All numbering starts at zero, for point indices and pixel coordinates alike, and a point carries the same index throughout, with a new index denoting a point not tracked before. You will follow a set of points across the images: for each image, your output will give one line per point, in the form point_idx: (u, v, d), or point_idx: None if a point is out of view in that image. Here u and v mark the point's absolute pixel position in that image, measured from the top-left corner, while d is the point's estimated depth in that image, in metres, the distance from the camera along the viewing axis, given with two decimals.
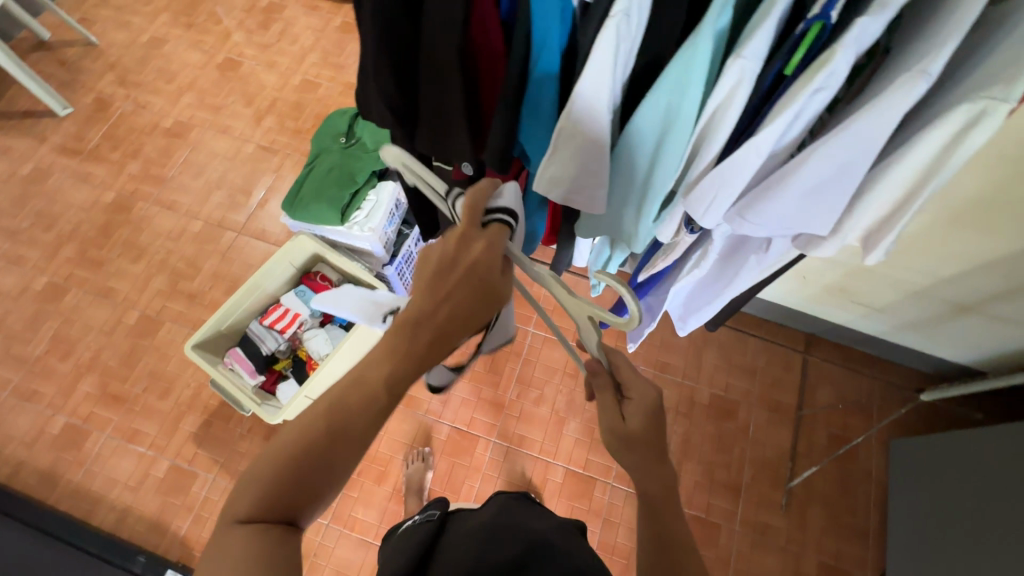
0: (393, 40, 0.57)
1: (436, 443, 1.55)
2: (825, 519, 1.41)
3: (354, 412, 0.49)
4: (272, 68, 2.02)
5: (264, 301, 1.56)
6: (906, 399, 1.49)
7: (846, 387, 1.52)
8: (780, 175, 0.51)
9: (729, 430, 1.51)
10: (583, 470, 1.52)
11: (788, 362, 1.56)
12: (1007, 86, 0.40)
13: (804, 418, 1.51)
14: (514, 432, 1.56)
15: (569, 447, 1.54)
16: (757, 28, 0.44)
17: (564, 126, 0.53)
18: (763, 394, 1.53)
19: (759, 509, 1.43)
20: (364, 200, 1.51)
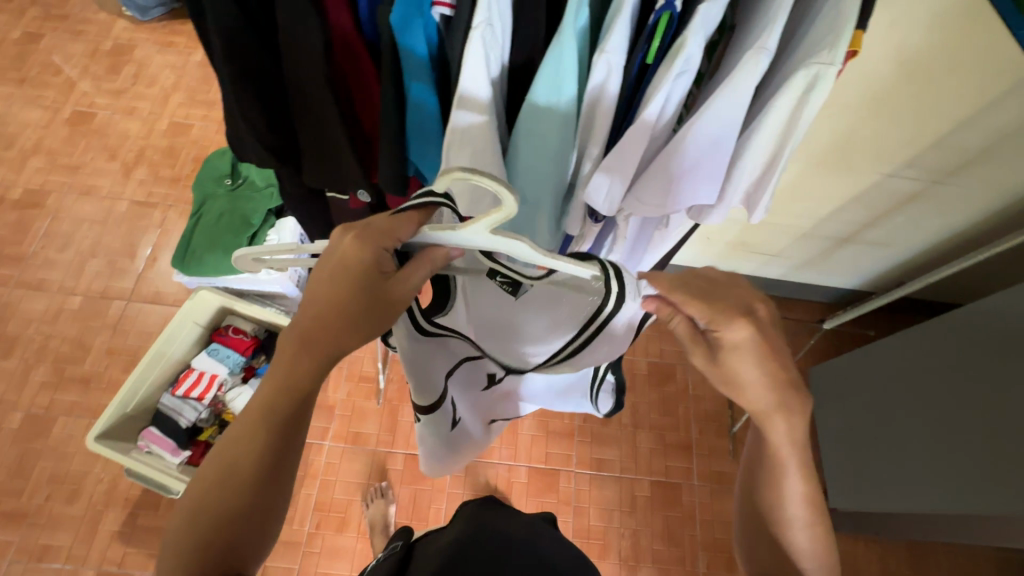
0: (254, 77, 0.53)
1: (393, 475, 1.49)
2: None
3: (242, 455, 0.49)
4: (133, 115, 1.84)
5: (173, 369, 1.43)
6: (812, 329, 1.64)
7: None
8: (663, 158, 0.53)
9: (670, 393, 1.62)
10: (545, 464, 1.54)
11: None
12: (832, 50, 0.45)
13: None
14: None
15: (527, 446, 1.55)
16: (614, 23, 0.46)
17: (451, 141, 0.52)
18: None
19: (711, 460, 1.55)
20: (265, 240, 1.42)
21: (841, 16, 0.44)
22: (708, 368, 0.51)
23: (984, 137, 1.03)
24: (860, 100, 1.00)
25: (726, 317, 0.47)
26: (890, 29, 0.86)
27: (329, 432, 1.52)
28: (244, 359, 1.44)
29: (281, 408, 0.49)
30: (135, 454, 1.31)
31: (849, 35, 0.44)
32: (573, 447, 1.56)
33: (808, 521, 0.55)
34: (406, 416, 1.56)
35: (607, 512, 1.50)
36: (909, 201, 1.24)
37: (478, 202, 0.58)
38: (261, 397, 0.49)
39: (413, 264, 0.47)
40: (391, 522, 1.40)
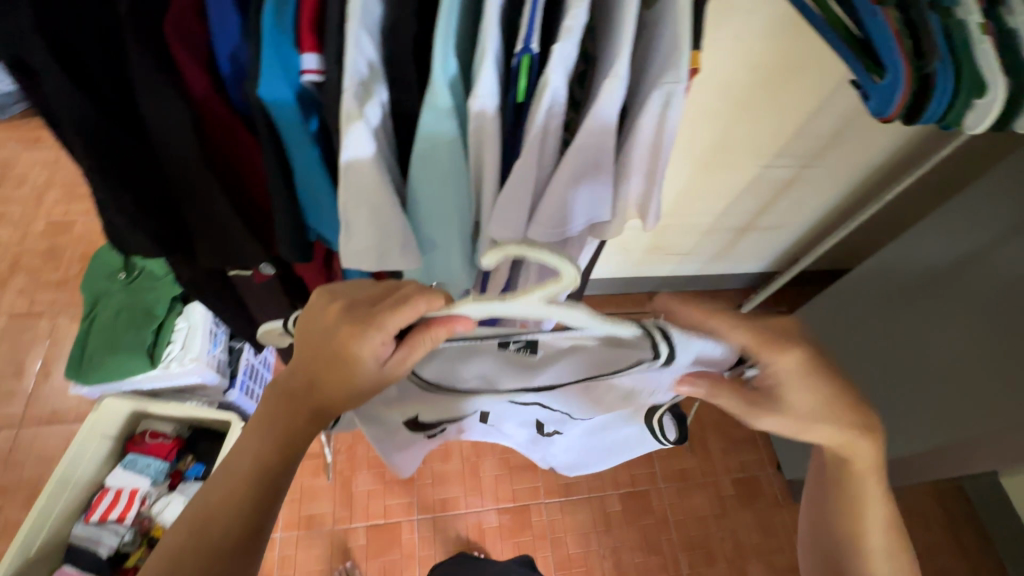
0: (121, 165, 0.50)
1: (357, 552, 1.40)
2: (723, 442, 1.61)
3: (227, 514, 0.45)
4: (2, 221, 1.67)
5: (83, 494, 1.27)
6: None
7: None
8: (551, 187, 0.56)
9: None
10: (514, 501, 1.50)
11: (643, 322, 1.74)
12: (677, 70, 0.49)
13: None
14: (434, 498, 1.48)
15: (493, 487, 1.51)
16: (481, 69, 0.48)
17: (347, 199, 0.53)
18: None
19: (671, 460, 1.59)
20: (173, 330, 1.31)
21: (679, 39, 0.49)
22: (780, 418, 0.50)
23: (833, 123, 1.18)
24: (724, 106, 1.11)
25: (770, 349, 0.47)
26: (734, 41, 0.97)
27: (279, 522, 1.41)
28: (168, 464, 1.31)
29: (272, 460, 0.47)
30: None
31: (688, 54, 0.49)
32: (539, 478, 1.54)
33: (893, 549, 0.55)
34: (362, 485, 1.48)
35: (584, 536, 1.48)
36: (788, 188, 1.38)
37: (386, 255, 0.58)
38: (248, 453, 0.47)
39: (403, 351, 0.47)
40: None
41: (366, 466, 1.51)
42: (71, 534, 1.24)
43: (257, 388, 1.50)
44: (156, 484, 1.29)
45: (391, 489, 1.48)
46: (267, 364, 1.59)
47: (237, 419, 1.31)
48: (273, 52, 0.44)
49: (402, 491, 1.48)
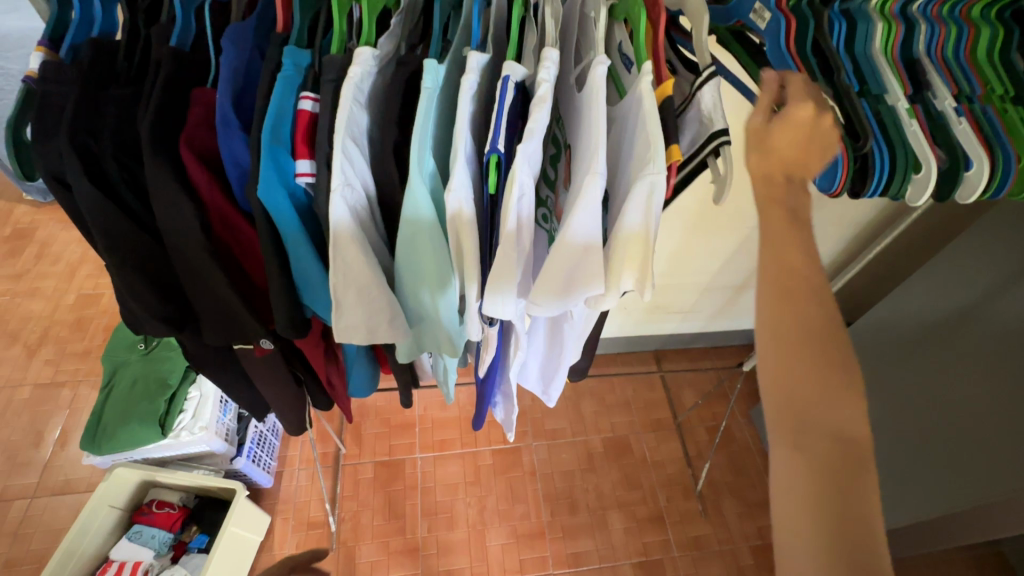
0: (133, 256, 0.56)
1: None
2: (738, 506, 1.56)
3: None
4: (36, 295, 1.79)
5: (87, 567, 1.26)
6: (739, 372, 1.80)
7: (700, 387, 1.78)
8: (546, 271, 0.60)
9: (630, 464, 1.63)
10: (521, 573, 1.45)
11: (650, 382, 1.78)
12: (656, 162, 0.54)
13: (682, 423, 1.71)
14: (439, 570, 1.44)
15: (499, 558, 1.47)
16: (455, 167, 0.54)
17: (337, 281, 0.57)
18: (643, 418, 1.71)
19: (684, 526, 1.53)
20: (185, 399, 1.35)
21: (646, 140, 0.55)
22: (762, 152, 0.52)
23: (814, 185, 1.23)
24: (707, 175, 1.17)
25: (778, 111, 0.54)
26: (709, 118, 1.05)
27: None
28: (172, 535, 1.32)
29: None
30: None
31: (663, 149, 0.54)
32: (547, 547, 1.50)
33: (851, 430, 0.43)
34: (365, 557, 1.45)
35: None
36: None
37: (375, 329, 0.62)
38: None
39: None
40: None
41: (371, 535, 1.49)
42: None
43: (263, 455, 1.50)
44: (158, 557, 1.30)
45: (395, 560, 1.45)
46: (276, 431, 1.60)
47: (242, 488, 1.32)
48: (272, 162, 0.51)
49: (407, 561, 1.45)
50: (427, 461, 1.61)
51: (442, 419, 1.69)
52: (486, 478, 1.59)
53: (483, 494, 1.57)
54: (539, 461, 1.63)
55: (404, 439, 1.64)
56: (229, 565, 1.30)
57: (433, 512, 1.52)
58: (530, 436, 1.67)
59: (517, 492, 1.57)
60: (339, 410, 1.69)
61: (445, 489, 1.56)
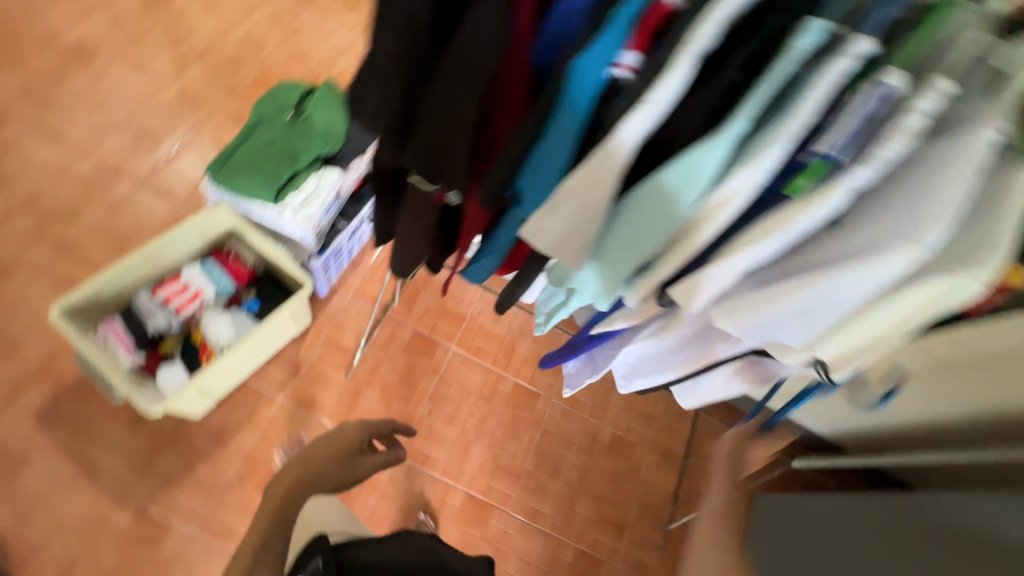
0: (407, 52, 0.53)
1: None
2: (689, 560, 1.63)
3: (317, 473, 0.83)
4: (211, 13, 1.82)
5: (160, 270, 1.39)
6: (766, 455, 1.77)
7: (722, 446, 1.75)
8: (772, 299, 0.59)
9: (622, 470, 1.66)
10: (482, 495, 1.57)
11: (682, 414, 1.75)
12: (983, 270, 0.48)
13: (688, 466, 1.69)
14: (420, 450, 1.57)
15: (472, 471, 1.58)
16: (769, 148, 0.49)
17: (572, 187, 0.54)
18: (655, 440, 1.71)
19: (637, 548, 1.59)
20: (303, 183, 1.38)
21: (984, 239, 0.49)
22: None
23: None
24: None
25: None
26: None
27: (286, 386, 1.54)
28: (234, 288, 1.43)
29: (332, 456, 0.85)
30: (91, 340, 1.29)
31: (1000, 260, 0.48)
32: (515, 489, 1.59)
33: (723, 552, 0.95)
34: (366, 401, 1.59)
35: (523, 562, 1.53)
36: None
37: (564, 245, 0.60)
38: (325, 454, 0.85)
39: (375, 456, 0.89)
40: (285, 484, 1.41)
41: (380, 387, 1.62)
42: (135, 297, 1.38)
43: (333, 268, 1.57)
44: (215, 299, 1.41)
45: (389, 418, 1.58)
46: (351, 253, 1.65)
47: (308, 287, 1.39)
48: (609, 40, 0.47)
49: (397, 425, 1.57)
50: (456, 357, 1.69)
51: (487, 330, 1.75)
52: (496, 402, 1.65)
53: (486, 413, 1.65)
54: (549, 417, 1.67)
55: (447, 327, 1.72)
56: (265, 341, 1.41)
57: (440, 400, 1.63)
58: (550, 392, 1.72)
59: (515, 430, 1.64)
60: None
61: (458, 390, 1.66)
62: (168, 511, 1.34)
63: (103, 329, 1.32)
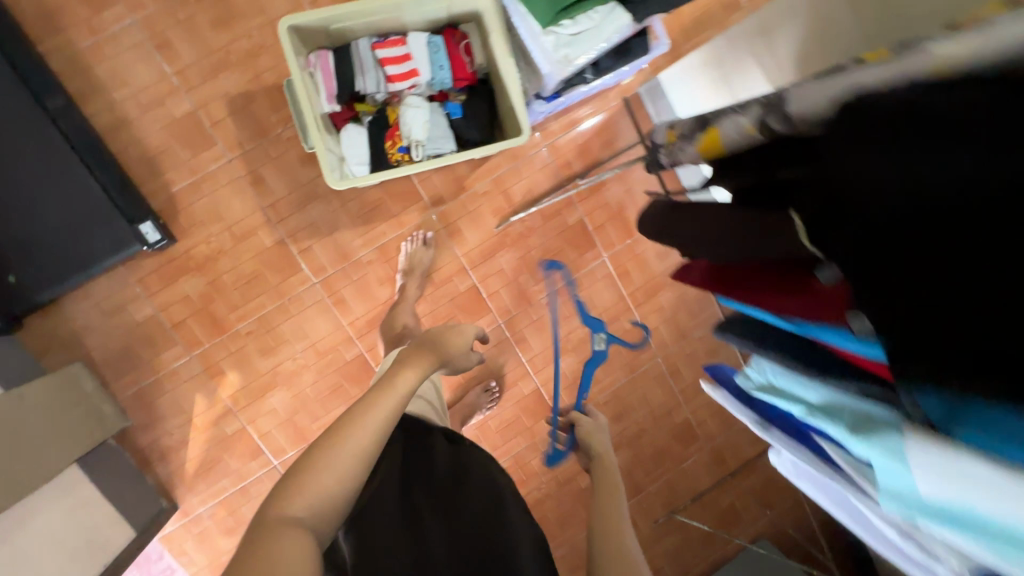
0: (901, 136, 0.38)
1: (452, 289, 1.51)
2: (674, 544, 1.76)
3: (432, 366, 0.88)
4: None
5: (389, 23, 1.22)
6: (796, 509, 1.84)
7: (769, 491, 1.81)
8: None
9: (675, 450, 1.73)
10: (548, 398, 1.61)
11: (756, 439, 1.77)
12: None
13: (729, 480, 1.79)
14: (521, 330, 1.57)
15: (552, 374, 1.60)
16: None
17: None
18: (718, 445, 1.76)
19: (639, 512, 1.74)
20: (586, 15, 1.08)
21: None
22: None
23: None
24: None
25: None
26: None
27: (440, 201, 1.47)
28: (449, 84, 1.26)
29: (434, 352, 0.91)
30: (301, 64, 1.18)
31: None
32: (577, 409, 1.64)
33: None
34: (503, 260, 1.53)
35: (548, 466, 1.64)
36: None
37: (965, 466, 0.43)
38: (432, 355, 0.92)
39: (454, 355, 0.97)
40: (397, 272, 1.44)
41: (520, 253, 1.54)
42: (355, 40, 1.23)
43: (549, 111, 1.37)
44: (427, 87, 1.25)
45: (512, 286, 1.54)
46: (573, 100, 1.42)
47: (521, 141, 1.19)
48: None
49: (515, 297, 1.55)
50: (602, 269, 1.59)
51: (643, 261, 1.62)
52: (610, 330, 1.62)
53: (596, 335, 1.62)
54: (643, 370, 1.67)
55: (612, 235, 1.58)
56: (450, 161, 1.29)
57: (563, 298, 1.58)
58: (659, 351, 1.67)
59: (609, 363, 1.64)
60: (610, 152, 1.53)
61: (586, 299, 1.59)
62: (302, 254, 1.41)
63: (314, 59, 1.20)
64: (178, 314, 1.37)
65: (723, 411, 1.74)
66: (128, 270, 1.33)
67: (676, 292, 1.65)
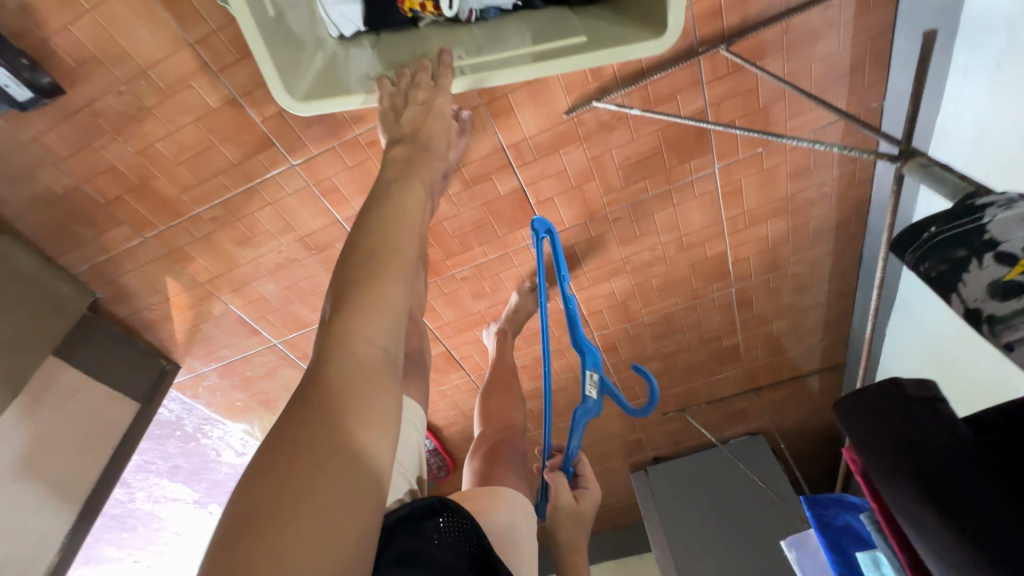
0: None
1: (488, 190, 1.07)
2: (674, 429, 1.82)
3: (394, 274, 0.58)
4: None
5: None
6: (805, 415, 1.84)
7: (787, 402, 1.77)
8: None
9: (709, 367, 1.58)
10: (586, 314, 1.36)
11: (800, 364, 1.62)
12: None
13: (753, 392, 1.71)
14: (571, 245, 1.20)
15: (598, 293, 1.31)
16: None
17: None
18: (757, 367, 1.60)
19: (650, 407, 1.72)
20: None
21: None
22: None
23: None
24: None
25: None
26: None
27: None
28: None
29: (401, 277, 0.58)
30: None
31: None
32: (616, 326, 1.41)
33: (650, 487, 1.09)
34: (566, 159, 1.03)
35: (569, 369, 1.52)
36: None
37: None
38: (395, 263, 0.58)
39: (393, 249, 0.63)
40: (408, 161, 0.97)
41: (594, 151, 1.03)
42: None
43: None
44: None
45: (572, 195, 1.09)
46: None
47: (642, 46, 0.70)
48: None
49: (573, 208, 1.12)
50: (704, 183, 1.10)
51: (767, 179, 1.11)
52: (685, 255, 1.24)
53: (666, 258, 1.25)
54: (708, 298, 1.36)
55: (739, 138, 1.03)
56: (507, 29, 0.79)
57: (638, 215, 1.15)
58: (736, 282, 1.33)
59: (670, 289, 1.33)
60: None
61: (667, 219, 1.16)
62: (267, 124, 0.93)
63: None
64: (108, 188, 0.99)
65: (779, 340, 1.53)
66: (11, 127, 0.89)
67: (792, 221, 1.20)
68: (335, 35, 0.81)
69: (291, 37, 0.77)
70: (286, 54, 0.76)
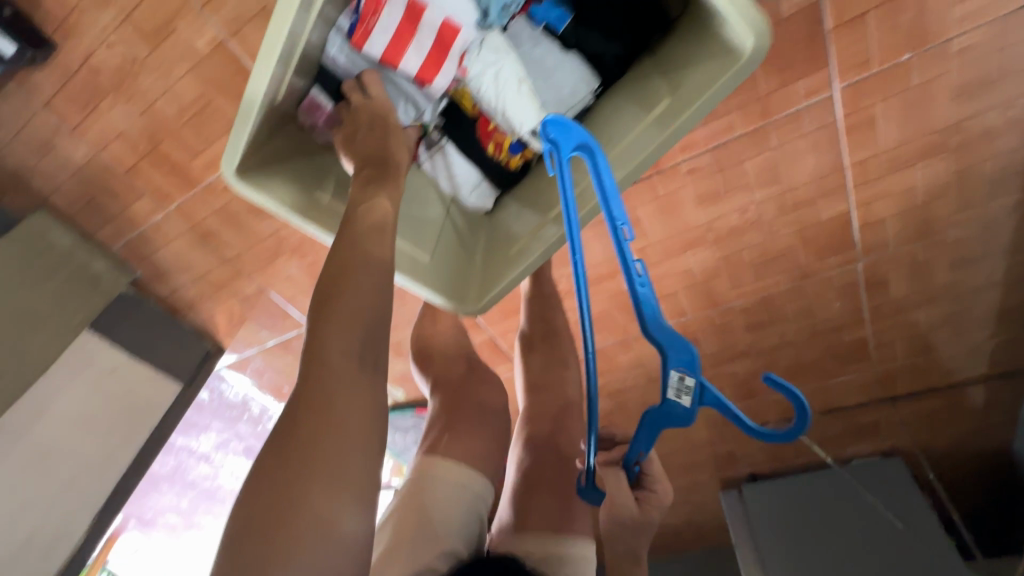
0: None
1: None
2: (776, 442, 1.49)
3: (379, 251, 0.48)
4: None
5: None
6: (962, 433, 1.41)
7: (939, 417, 1.36)
8: None
9: (823, 369, 1.25)
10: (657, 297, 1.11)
11: (959, 368, 1.21)
12: None
13: (886, 403, 1.32)
14: (634, 208, 0.96)
15: (671, 270, 1.06)
16: None
17: None
18: (894, 370, 1.23)
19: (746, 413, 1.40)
20: None
21: None
22: None
23: None
24: None
25: None
26: None
27: None
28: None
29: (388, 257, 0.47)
30: (288, 141, 0.64)
31: None
32: (696, 313, 1.14)
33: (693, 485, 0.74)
34: None
35: (637, 365, 1.28)
36: None
37: None
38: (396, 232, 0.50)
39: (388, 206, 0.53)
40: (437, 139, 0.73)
41: None
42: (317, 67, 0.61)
43: None
44: (484, 30, 0.61)
45: None
46: None
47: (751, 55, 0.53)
48: None
49: None
50: (816, 115, 0.80)
51: (915, 101, 0.78)
52: (790, 218, 0.94)
53: (758, 223, 0.96)
54: (824, 278, 1.04)
55: (872, 40, 0.72)
56: (615, 107, 0.66)
57: (720, 165, 0.88)
58: (865, 254, 1.00)
59: (768, 264, 1.03)
60: None
61: (762, 168, 0.88)
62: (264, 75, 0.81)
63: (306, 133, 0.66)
64: (123, 156, 0.94)
65: (931, 335, 1.14)
66: (24, 91, 0.85)
67: (954, 163, 0.85)
68: (483, 211, 0.82)
69: (455, 251, 0.79)
70: (460, 277, 0.78)
